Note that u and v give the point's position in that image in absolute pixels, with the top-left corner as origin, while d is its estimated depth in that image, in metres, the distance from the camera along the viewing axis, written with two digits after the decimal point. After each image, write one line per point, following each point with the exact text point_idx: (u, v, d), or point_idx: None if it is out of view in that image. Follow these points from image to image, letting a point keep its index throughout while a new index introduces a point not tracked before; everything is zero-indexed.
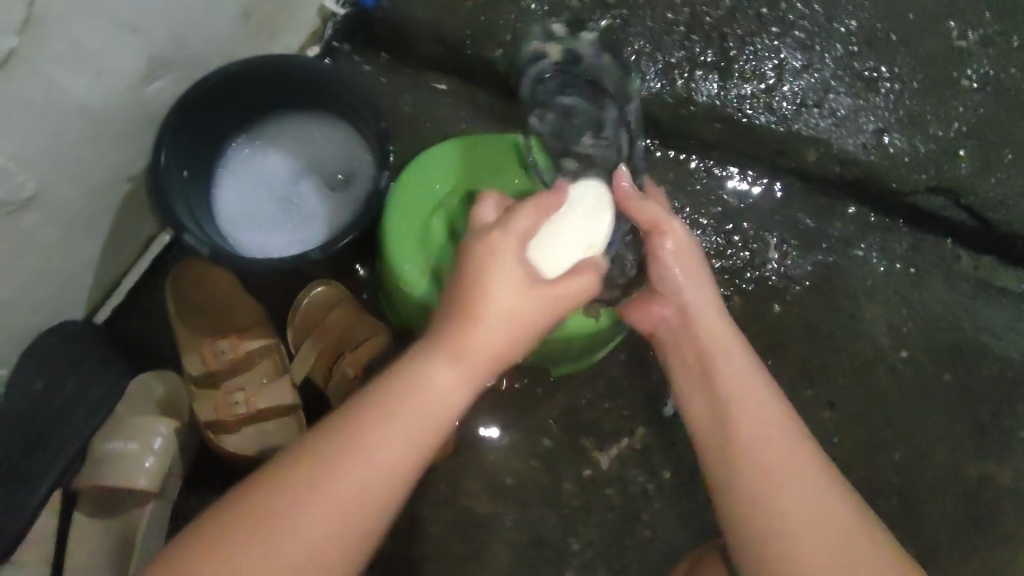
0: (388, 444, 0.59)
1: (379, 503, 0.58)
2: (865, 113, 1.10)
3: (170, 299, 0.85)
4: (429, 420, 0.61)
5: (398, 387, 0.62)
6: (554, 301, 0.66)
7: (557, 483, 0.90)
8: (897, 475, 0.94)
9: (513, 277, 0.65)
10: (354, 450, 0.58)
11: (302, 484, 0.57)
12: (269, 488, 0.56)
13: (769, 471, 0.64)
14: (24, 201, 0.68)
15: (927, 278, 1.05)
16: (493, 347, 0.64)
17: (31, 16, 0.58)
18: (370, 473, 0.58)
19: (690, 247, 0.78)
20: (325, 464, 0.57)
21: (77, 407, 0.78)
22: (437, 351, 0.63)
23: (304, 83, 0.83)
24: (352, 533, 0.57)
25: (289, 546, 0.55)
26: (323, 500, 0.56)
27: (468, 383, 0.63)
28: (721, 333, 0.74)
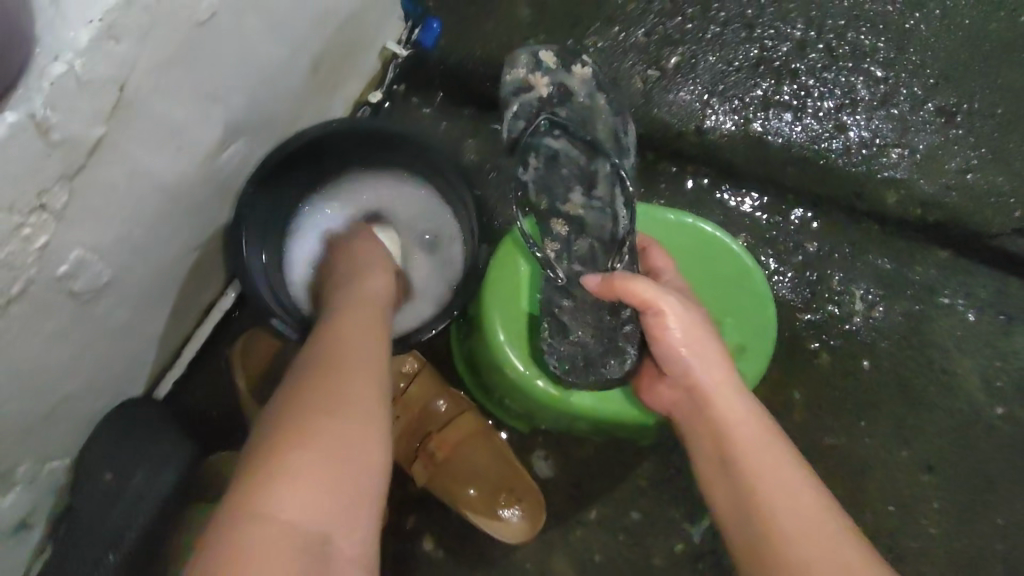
0: (354, 368, 0.55)
1: (369, 419, 0.52)
2: (946, 150, 1.06)
3: (240, 378, 0.81)
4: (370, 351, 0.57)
5: (333, 342, 0.57)
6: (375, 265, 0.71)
7: (648, 557, 0.85)
8: (1001, 541, 0.90)
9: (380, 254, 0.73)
10: (317, 384, 0.53)
11: (274, 454, 0.48)
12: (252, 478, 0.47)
13: (800, 530, 0.56)
14: (100, 287, 0.62)
15: (1018, 326, 1.00)
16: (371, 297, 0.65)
17: (123, 99, 0.52)
18: (349, 395, 0.52)
19: (694, 317, 0.70)
20: (299, 407, 0.51)
21: (145, 500, 0.74)
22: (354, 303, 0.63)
23: (383, 140, 0.77)
24: (358, 456, 0.50)
25: (297, 486, 0.46)
26: (313, 434, 0.49)
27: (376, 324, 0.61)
28: (731, 403, 0.65)
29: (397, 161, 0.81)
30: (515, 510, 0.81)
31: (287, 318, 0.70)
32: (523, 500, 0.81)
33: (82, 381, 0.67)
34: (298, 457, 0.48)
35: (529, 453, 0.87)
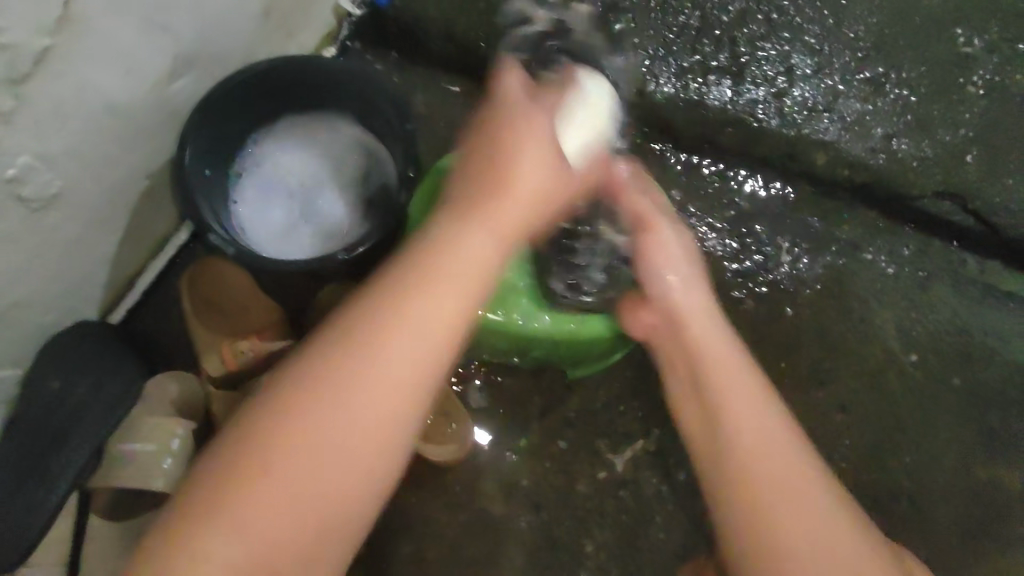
0: (389, 349, 0.54)
1: (377, 440, 0.53)
2: (874, 119, 1.07)
3: (187, 300, 0.85)
4: (464, 292, 0.58)
5: (427, 266, 0.58)
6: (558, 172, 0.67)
7: (572, 485, 0.91)
8: (907, 477, 0.98)
9: (537, 170, 0.66)
10: (337, 379, 0.53)
11: (318, 400, 0.52)
12: (287, 399, 0.52)
13: (768, 488, 0.63)
14: (48, 199, 0.67)
15: (935, 282, 1.06)
16: (505, 222, 0.63)
17: (70, 15, 0.58)
18: (362, 406, 0.53)
19: (685, 257, 0.80)
20: (313, 380, 0.53)
21: (91, 408, 0.77)
22: (469, 217, 0.62)
23: (324, 80, 0.83)
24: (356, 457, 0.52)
25: (299, 450, 0.51)
26: (324, 408, 0.52)
27: (478, 262, 0.60)
28: (707, 326, 0.75)
29: (341, 103, 0.86)
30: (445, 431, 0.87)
31: (223, 235, 0.75)
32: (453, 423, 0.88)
33: (32, 290, 0.72)
34: (336, 408, 0.52)
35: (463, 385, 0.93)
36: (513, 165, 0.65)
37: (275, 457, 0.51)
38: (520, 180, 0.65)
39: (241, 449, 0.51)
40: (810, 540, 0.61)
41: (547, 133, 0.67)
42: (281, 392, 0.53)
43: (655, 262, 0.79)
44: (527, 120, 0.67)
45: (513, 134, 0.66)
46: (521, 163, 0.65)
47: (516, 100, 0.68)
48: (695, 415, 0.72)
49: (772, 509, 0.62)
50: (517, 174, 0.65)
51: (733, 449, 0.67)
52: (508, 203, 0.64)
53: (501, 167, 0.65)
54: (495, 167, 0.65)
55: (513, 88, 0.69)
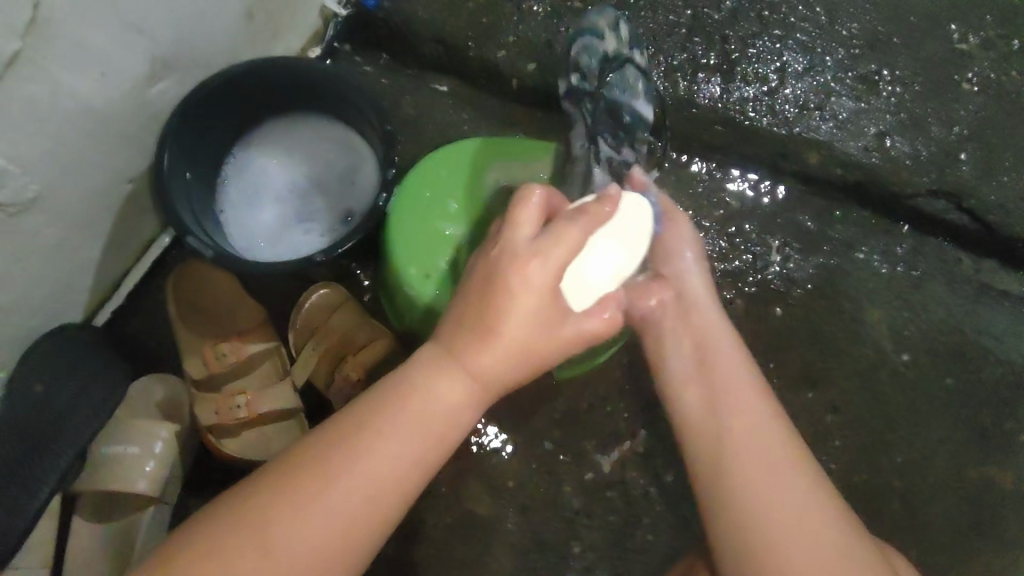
0: (394, 439, 0.60)
1: (384, 490, 0.59)
2: (867, 116, 1.05)
3: (169, 299, 0.84)
4: (428, 425, 0.62)
5: (407, 394, 0.62)
6: (554, 305, 0.62)
7: (559, 486, 0.91)
8: (898, 478, 0.98)
9: (539, 277, 0.61)
10: (347, 449, 0.59)
11: (302, 492, 0.57)
12: (263, 504, 0.57)
13: (753, 470, 0.66)
14: (26, 202, 0.67)
15: (929, 281, 1.04)
16: (510, 351, 0.61)
17: (38, 16, 0.59)
18: (368, 468, 0.59)
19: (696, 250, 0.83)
20: (334, 452, 0.59)
21: (77, 410, 0.76)
22: (469, 331, 0.62)
23: (305, 81, 0.83)
24: (357, 511, 0.58)
25: (305, 511, 0.57)
26: (334, 476, 0.58)
27: (450, 400, 0.62)
28: (709, 310, 0.79)
29: (324, 106, 0.87)
30: None
31: (202, 237, 0.74)
32: None
33: (13, 293, 0.72)
34: (310, 509, 0.57)
35: None
36: (518, 275, 0.61)
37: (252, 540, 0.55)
38: (529, 280, 0.61)
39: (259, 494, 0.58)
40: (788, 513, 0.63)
41: (542, 271, 0.61)
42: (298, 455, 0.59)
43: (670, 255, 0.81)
44: (516, 254, 0.62)
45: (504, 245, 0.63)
46: (506, 315, 0.60)
47: (509, 252, 0.62)
48: (695, 398, 0.73)
49: (755, 495, 0.65)
50: (501, 326, 0.61)
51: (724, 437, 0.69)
52: (491, 283, 0.61)
53: (498, 275, 0.61)
54: (488, 306, 0.61)
55: (520, 240, 0.63)
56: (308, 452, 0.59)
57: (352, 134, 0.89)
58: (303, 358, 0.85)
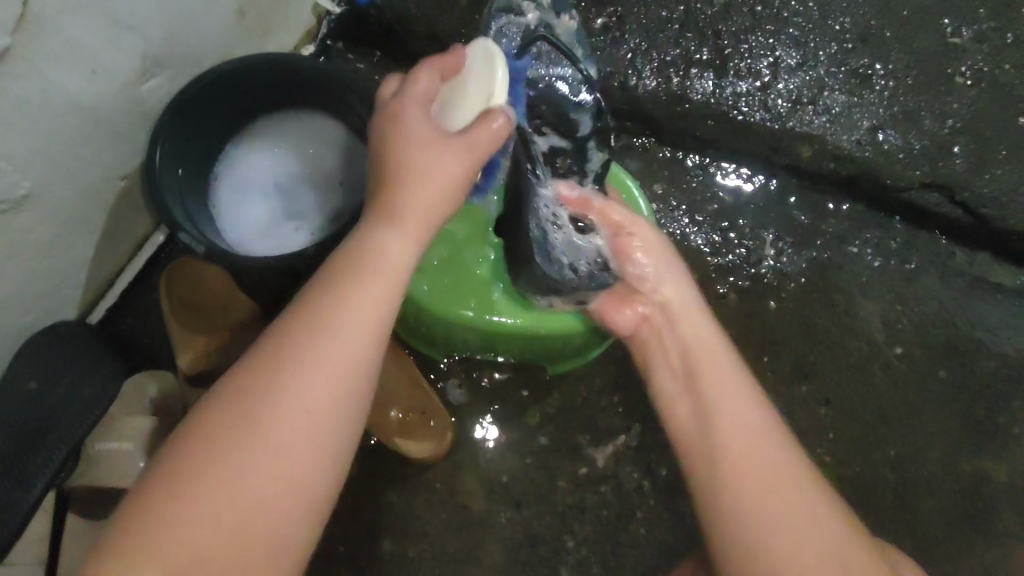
0: (317, 356, 0.57)
1: (325, 409, 0.56)
2: (860, 110, 1.04)
3: (162, 295, 0.86)
4: (368, 313, 0.59)
5: (335, 285, 0.60)
6: (472, 149, 0.64)
7: (553, 481, 0.91)
8: (892, 470, 0.98)
9: (439, 159, 0.63)
10: (268, 384, 0.56)
11: (238, 414, 0.55)
12: (204, 438, 0.54)
13: (753, 483, 0.65)
14: (17, 199, 0.68)
15: (922, 274, 1.04)
16: (414, 222, 0.63)
17: (27, 13, 0.59)
18: (299, 397, 0.56)
19: (658, 240, 0.81)
20: (242, 387, 0.56)
21: (70, 407, 0.77)
22: (376, 224, 0.63)
23: (297, 78, 0.83)
24: (305, 442, 0.55)
25: (247, 449, 0.54)
26: (262, 414, 0.55)
27: (397, 259, 0.62)
28: (686, 303, 0.77)
29: (316, 103, 0.87)
30: (424, 428, 0.87)
31: (194, 233, 0.75)
32: (432, 420, 0.88)
33: (6, 291, 0.72)
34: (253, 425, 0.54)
35: (441, 382, 0.93)
36: (414, 159, 0.63)
37: (201, 479, 0.53)
38: (440, 166, 0.63)
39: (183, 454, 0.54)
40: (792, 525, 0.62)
41: (434, 132, 0.64)
42: (213, 410, 0.55)
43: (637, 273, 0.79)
44: (414, 141, 0.63)
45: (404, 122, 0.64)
46: (416, 168, 0.63)
47: (385, 110, 0.65)
48: (688, 406, 0.72)
49: (756, 511, 0.63)
50: (401, 193, 0.63)
51: (717, 446, 0.67)
52: (394, 182, 0.63)
53: (397, 173, 0.64)
54: (390, 188, 0.64)
55: (389, 93, 0.68)
56: (232, 392, 0.56)
57: (337, 125, 0.89)
58: None
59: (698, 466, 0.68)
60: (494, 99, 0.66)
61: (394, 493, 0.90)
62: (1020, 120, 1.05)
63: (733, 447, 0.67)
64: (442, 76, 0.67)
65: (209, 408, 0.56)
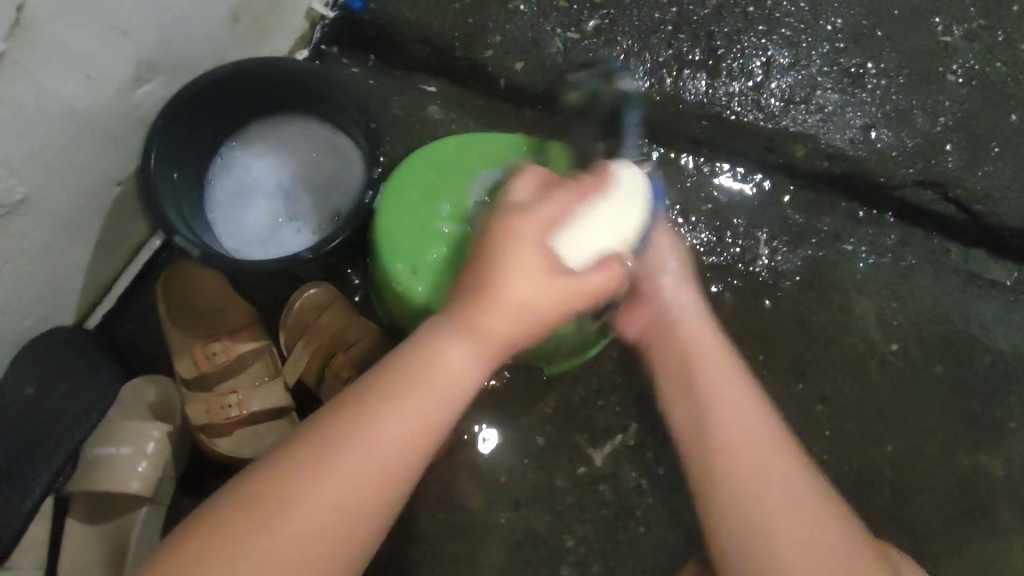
0: (386, 435, 0.58)
1: (370, 494, 0.57)
2: (852, 108, 1.05)
3: (161, 301, 0.85)
4: (444, 402, 0.61)
5: (416, 368, 0.61)
6: (572, 288, 0.63)
7: (551, 481, 0.91)
8: (889, 466, 0.98)
9: (528, 283, 0.62)
10: (333, 449, 0.57)
11: (325, 448, 0.58)
12: (278, 476, 0.56)
13: (758, 487, 0.64)
14: (13, 204, 0.68)
15: (917, 271, 1.05)
16: (490, 338, 0.62)
17: (22, 19, 0.59)
18: (353, 468, 0.57)
19: (682, 267, 0.80)
20: (317, 450, 0.57)
21: (69, 410, 0.77)
22: (453, 326, 0.63)
23: (292, 83, 0.84)
24: (344, 518, 0.56)
25: (296, 514, 0.55)
26: (323, 480, 0.56)
27: (462, 372, 0.62)
28: (684, 301, 0.77)
29: (307, 105, 0.88)
30: None
31: (190, 237, 0.75)
32: None
33: (2, 296, 0.73)
34: (325, 470, 0.57)
35: None
36: (497, 278, 0.62)
37: (279, 506, 0.55)
38: (506, 292, 0.62)
39: (242, 500, 0.56)
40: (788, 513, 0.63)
41: (533, 242, 0.63)
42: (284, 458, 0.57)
43: (651, 269, 0.78)
44: (520, 242, 0.63)
45: (512, 228, 0.64)
46: (505, 285, 0.62)
47: (517, 206, 0.66)
48: (688, 411, 0.70)
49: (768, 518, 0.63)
50: (506, 287, 0.62)
51: (728, 457, 0.66)
52: (475, 266, 0.64)
53: (487, 279, 0.62)
54: (483, 270, 0.63)
55: (522, 195, 0.68)
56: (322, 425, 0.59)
57: (323, 124, 0.90)
58: (295, 357, 0.86)
59: (702, 463, 0.68)
60: (621, 240, 0.67)
61: None
62: (1011, 117, 1.06)
63: (738, 448, 0.66)
64: (581, 198, 0.67)
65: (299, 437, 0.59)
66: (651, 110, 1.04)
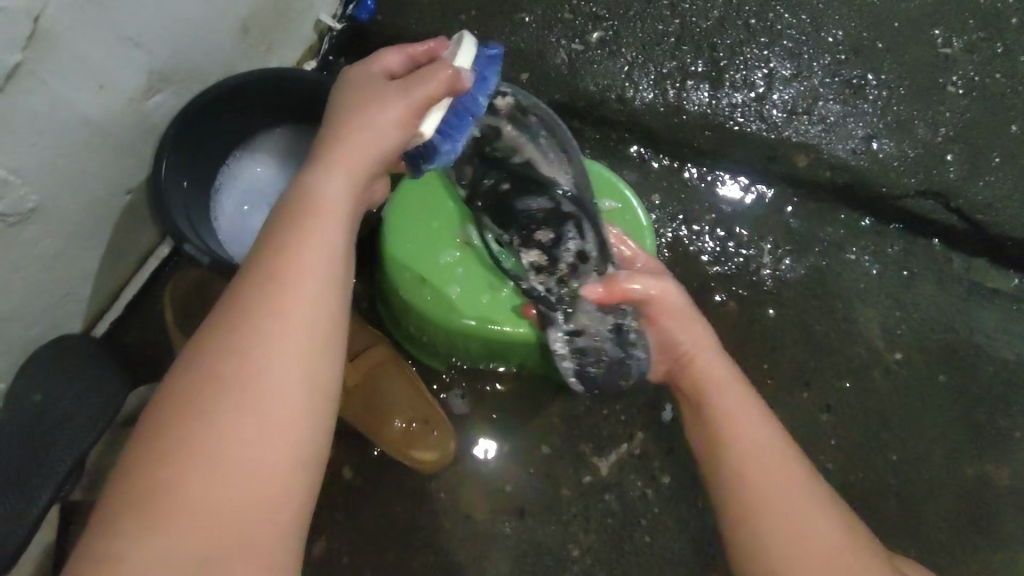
0: (275, 295, 0.54)
1: (291, 373, 0.52)
2: (854, 119, 1.06)
3: (167, 309, 0.87)
4: (325, 222, 0.59)
5: (299, 212, 0.59)
6: (420, 78, 0.61)
7: (556, 490, 0.91)
8: (894, 475, 0.98)
9: (374, 108, 0.62)
10: (215, 367, 0.52)
11: (213, 360, 0.52)
12: (170, 402, 0.51)
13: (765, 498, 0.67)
14: (25, 212, 0.68)
15: (920, 281, 1.05)
16: (353, 161, 0.62)
17: (38, 30, 0.60)
18: (259, 363, 0.52)
19: (704, 329, 0.80)
20: (206, 370, 0.51)
21: (72, 421, 0.77)
22: (317, 167, 0.62)
23: (299, 93, 0.85)
24: (272, 418, 0.51)
25: (220, 426, 0.50)
26: (225, 383, 0.51)
27: (339, 193, 0.61)
28: (709, 359, 0.78)
29: (315, 117, 0.89)
30: (426, 439, 0.88)
31: (198, 245, 0.76)
32: (435, 430, 0.88)
33: (13, 303, 0.73)
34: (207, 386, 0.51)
35: (444, 392, 0.93)
36: (348, 124, 0.63)
37: (183, 438, 0.49)
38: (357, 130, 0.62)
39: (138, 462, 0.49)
40: (802, 518, 0.65)
41: (366, 81, 0.66)
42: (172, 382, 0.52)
43: (655, 310, 0.80)
44: (362, 85, 0.65)
45: (361, 88, 0.65)
46: (363, 112, 0.63)
47: (361, 78, 0.66)
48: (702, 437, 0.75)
49: (774, 523, 0.65)
50: (352, 129, 0.63)
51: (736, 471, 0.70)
52: (326, 140, 0.63)
53: (336, 137, 0.63)
54: (340, 120, 0.64)
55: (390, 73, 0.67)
56: (209, 339, 0.53)
57: None
58: None
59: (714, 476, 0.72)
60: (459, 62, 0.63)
61: (398, 502, 0.90)
62: (1011, 128, 1.07)
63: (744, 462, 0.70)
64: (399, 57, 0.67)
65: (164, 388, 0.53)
66: (655, 119, 1.05)
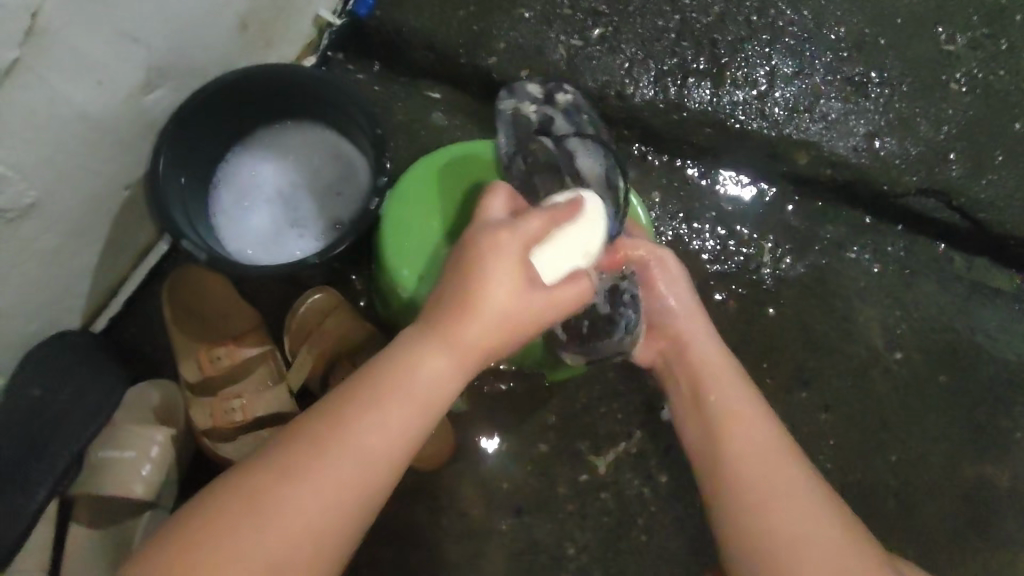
0: (357, 441, 0.58)
1: (333, 522, 0.56)
2: (856, 116, 1.05)
3: (166, 306, 0.85)
4: (425, 402, 0.61)
5: (400, 384, 0.60)
6: (560, 306, 0.67)
7: (553, 488, 0.91)
8: (893, 475, 0.98)
9: (507, 293, 0.63)
10: (282, 479, 0.55)
11: (291, 470, 0.56)
12: (242, 489, 0.55)
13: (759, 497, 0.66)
14: (23, 209, 0.68)
15: (920, 280, 1.04)
16: (469, 347, 0.63)
17: (36, 26, 0.60)
18: (312, 495, 0.55)
19: (693, 302, 0.84)
20: (282, 464, 0.56)
21: (71, 418, 0.78)
22: (434, 333, 0.62)
23: (297, 89, 0.85)
24: (300, 557, 0.54)
25: (261, 537, 0.54)
26: (284, 504, 0.55)
27: (443, 376, 0.62)
28: (702, 342, 0.80)
29: (314, 113, 0.89)
30: None
31: (196, 242, 0.76)
32: None
33: (11, 300, 0.73)
34: (290, 496, 0.55)
35: None
36: (484, 285, 0.62)
37: (213, 562, 0.52)
38: (491, 292, 0.62)
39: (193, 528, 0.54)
40: (794, 515, 0.65)
41: (516, 240, 0.65)
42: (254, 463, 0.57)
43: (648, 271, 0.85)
44: (500, 228, 0.66)
45: (501, 254, 0.63)
46: (490, 279, 0.62)
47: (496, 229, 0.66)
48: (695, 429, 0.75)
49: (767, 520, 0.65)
50: (485, 294, 0.62)
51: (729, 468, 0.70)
52: (464, 284, 0.63)
53: (472, 296, 0.62)
54: (475, 275, 0.63)
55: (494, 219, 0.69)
56: (292, 448, 0.57)
57: (327, 129, 0.91)
58: (299, 361, 0.85)
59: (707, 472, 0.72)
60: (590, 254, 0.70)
61: (395, 499, 0.90)
62: (1014, 126, 1.06)
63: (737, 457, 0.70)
64: (551, 223, 0.68)
65: (226, 486, 0.56)
66: (655, 116, 1.04)
